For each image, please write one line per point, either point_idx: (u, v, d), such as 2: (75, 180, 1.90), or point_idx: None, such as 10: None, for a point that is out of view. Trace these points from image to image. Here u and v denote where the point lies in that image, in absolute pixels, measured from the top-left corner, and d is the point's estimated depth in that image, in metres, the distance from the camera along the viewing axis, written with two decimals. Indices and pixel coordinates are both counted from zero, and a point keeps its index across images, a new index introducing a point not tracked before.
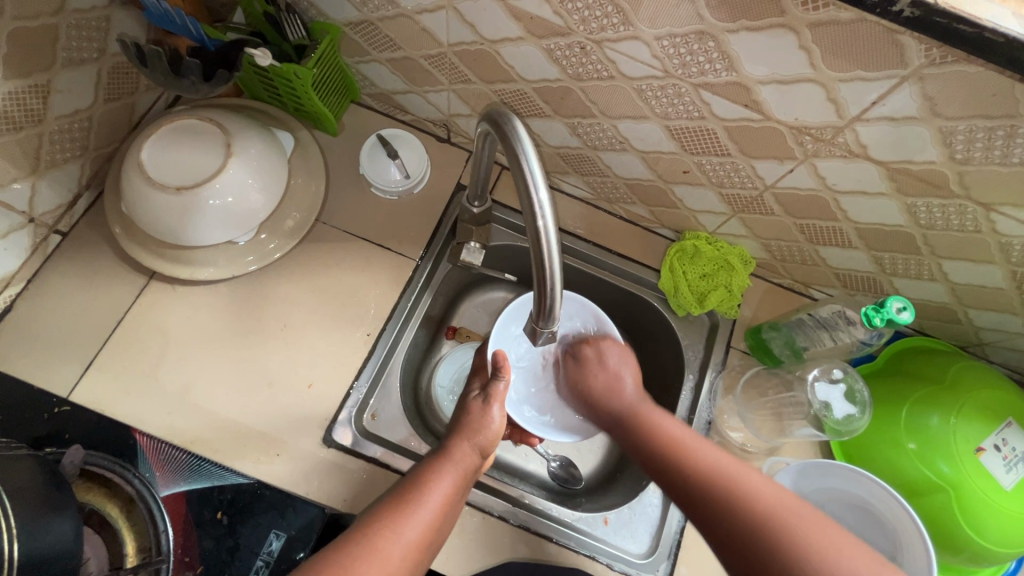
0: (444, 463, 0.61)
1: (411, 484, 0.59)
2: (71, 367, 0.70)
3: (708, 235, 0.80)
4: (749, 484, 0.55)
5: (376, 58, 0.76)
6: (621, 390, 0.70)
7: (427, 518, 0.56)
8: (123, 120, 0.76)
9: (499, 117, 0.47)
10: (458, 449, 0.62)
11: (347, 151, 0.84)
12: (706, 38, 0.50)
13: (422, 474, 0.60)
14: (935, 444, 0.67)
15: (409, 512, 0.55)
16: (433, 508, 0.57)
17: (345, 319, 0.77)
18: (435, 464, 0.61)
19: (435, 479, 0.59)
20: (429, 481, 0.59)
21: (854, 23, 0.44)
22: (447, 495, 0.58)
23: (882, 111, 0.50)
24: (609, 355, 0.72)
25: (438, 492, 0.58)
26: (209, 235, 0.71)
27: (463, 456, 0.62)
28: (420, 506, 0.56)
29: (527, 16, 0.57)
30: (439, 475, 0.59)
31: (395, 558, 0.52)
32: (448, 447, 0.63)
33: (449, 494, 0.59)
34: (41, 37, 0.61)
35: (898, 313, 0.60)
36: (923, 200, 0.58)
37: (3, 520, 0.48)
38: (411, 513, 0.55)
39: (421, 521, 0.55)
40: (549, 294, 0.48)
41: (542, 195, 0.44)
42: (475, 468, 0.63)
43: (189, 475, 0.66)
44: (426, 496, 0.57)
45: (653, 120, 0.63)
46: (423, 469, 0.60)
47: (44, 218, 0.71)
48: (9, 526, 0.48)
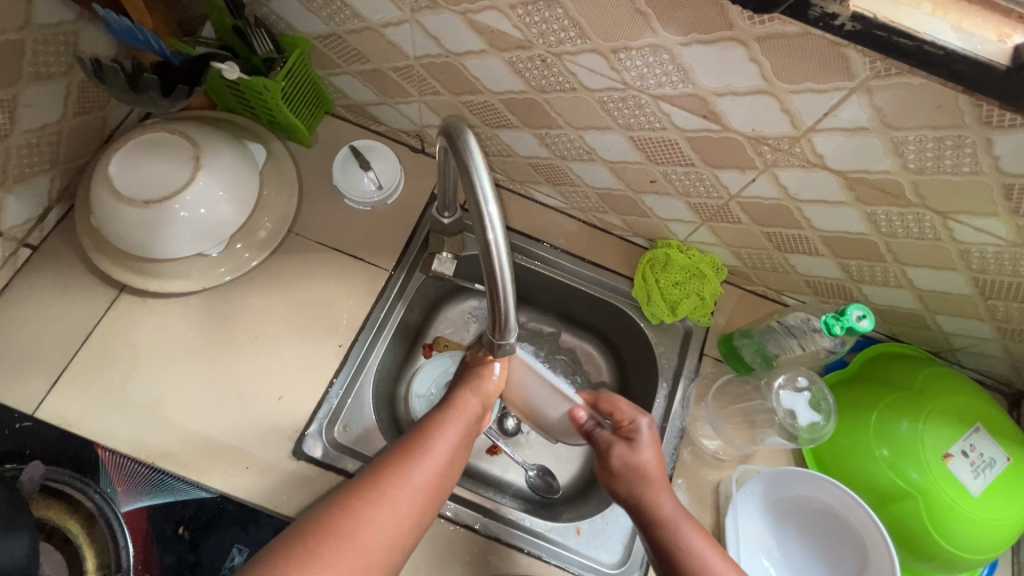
0: (449, 414, 0.60)
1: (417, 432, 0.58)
2: (37, 383, 0.69)
3: (679, 243, 0.80)
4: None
5: (346, 70, 0.76)
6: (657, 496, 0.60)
7: (437, 463, 0.55)
8: (94, 133, 0.76)
9: (453, 130, 0.47)
10: (465, 401, 0.61)
11: (320, 162, 0.84)
12: (660, 51, 0.51)
13: (430, 423, 0.58)
14: (904, 450, 0.68)
15: (418, 459, 0.54)
16: (441, 455, 0.56)
17: (317, 330, 0.77)
18: (441, 416, 0.59)
19: (441, 428, 0.58)
20: (436, 429, 0.58)
21: (801, 36, 0.44)
22: (453, 444, 0.58)
23: (835, 122, 0.51)
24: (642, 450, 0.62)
25: (445, 440, 0.57)
26: (178, 247, 0.71)
27: (470, 407, 0.61)
28: (429, 453, 0.55)
29: (488, 30, 0.58)
30: (445, 424, 0.59)
31: (405, 505, 0.52)
32: (452, 398, 0.62)
33: (455, 442, 0.58)
34: (8, 52, 0.62)
35: (858, 321, 0.60)
36: (882, 209, 0.58)
37: None
38: (419, 458, 0.54)
39: (430, 468, 0.55)
40: (503, 307, 0.48)
41: (492, 208, 0.45)
42: (478, 420, 0.62)
43: (152, 491, 0.65)
44: (433, 443, 0.56)
45: (617, 130, 0.64)
46: (428, 419, 0.59)
47: (13, 232, 0.71)
48: None
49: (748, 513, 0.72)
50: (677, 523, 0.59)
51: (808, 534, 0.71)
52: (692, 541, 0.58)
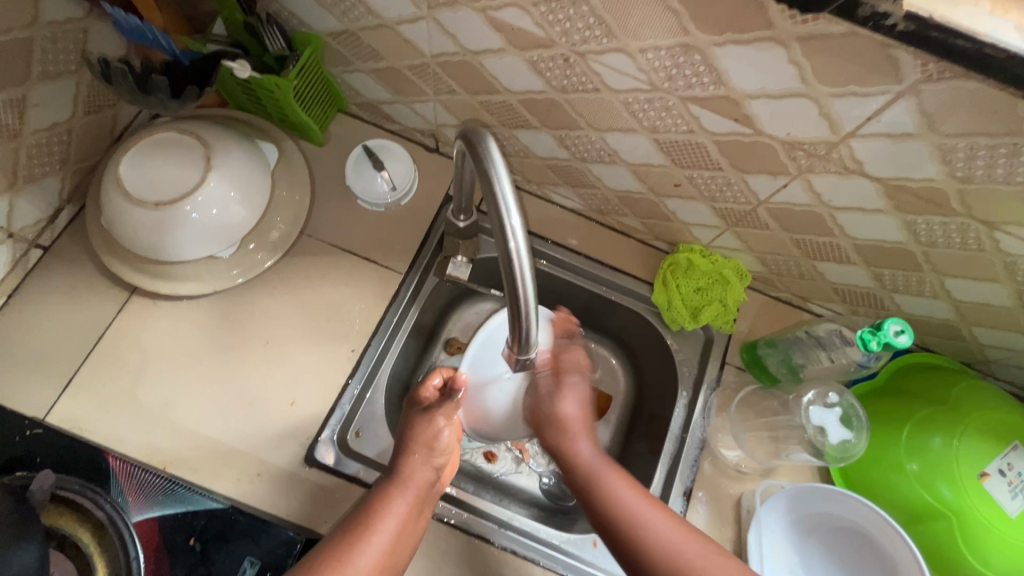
0: (396, 486, 0.58)
1: (361, 511, 0.56)
2: (49, 386, 0.68)
3: (702, 248, 0.77)
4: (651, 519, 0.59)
5: (360, 68, 0.74)
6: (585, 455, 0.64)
7: (378, 549, 0.53)
8: (105, 131, 0.75)
9: (473, 135, 0.45)
10: (413, 471, 0.59)
11: (333, 162, 0.83)
12: (692, 51, 0.48)
13: (374, 500, 0.56)
14: (937, 466, 0.65)
15: (360, 544, 0.52)
16: (386, 536, 0.54)
17: (329, 334, 0.75)
18: (386, 488, 0.58)
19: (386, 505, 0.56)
20: (381, 506, 0.56)
21: (847, 36, 0.41)
22: (399, 522, 0.55)
23: (878, 127, 0.48)
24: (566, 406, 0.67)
25: (391, 519, 0.55)
26: (189, 250, 0.69)
27: (418, 477, 0.59)
28: (370, 536, 0.53)
29: (508, 28, 0.55)
30: (390, 499, 0.56)
31: None
32: (398, 468, 0.60)
33: (401, 519, 0.56)
34: (16, 51, 0.60)
35: (896, 337, 0.57)
36: (923, 218, 0.55)
37: None
38: (361, 543, 0.52)
39: (376, 550, 0.53)
40: (525, 322, 0.46)
41: (515, 220, 0.42)
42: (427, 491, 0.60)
43: (163, 500, 0.64)
44: (376, 523, 0.54)
45: (642, 132, 0.61)
46: (374, 494, 0.57)
47: (24, 233, 0.70)
48: None
49: (771, 528, 0.69)
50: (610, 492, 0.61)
51: (832, 551, 0.69)
52: (651, 526, 0.58)
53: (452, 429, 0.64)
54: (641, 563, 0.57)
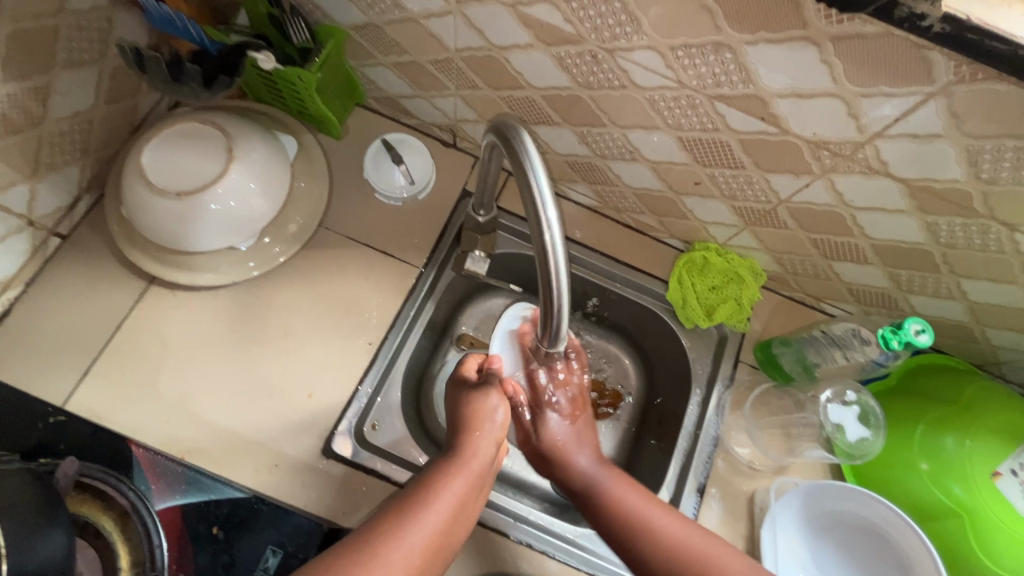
0: (456, 465, 0.56)
1: (418, 487, 0.54)
2: (67, 375, 0.68)
3: (718, 247, 0.78)
4: (655, 518, 0.60)
5: (382, 61, 0.74)
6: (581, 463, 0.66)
7: (435, 524, 0.51)
8: (125, 121, 0.75)
9: (506, 129, 0.46)
10: (476, 450, 0.58)
11: (351, 156, 0.83)
12: (723, 49, 0.49)
13: (432, 477, 0.55)
14: (948, 465, 0.66)
15: (416, 518, 0.50)
16: (443, 513, 0.52)
17: (347, 327, 0.75)
18: (445, 466, 0.56)
19: (446, 483, 0.54)
20: (439, 483, 0.54)
21: (881, 37, 0.42)
22: (457, 500, 0.54)
23: (905, 127, 0.48)
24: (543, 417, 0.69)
25: (449, 497, 0.53)
26: (209, 240, 0.69)
27: (480, 457, 0.58)
28: (426, 510, 0.51)
29: (538, 24, 0.56)
30: (448, 477, 0.55)
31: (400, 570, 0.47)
32: (457, 447, 0.58)
33: (459, 498, 0.54)
34: (42, 39, 0.60)
35: (917, 336, 0.57)
36: (944, 219, 0.56)
37: None
38: (417, 517, 0.50)
39: (435, 525, 0.51)
40: (556, 313, 0.47)
41: (550, 211, 0.43)
42: (485, 473, 0.58)
43: (186, 489, 0.64)
44: (435, 498, 0.53)
45: (666, 130, 0.61)
46: (432, 472, 0.56)
47: (44, 221, 0.70)
48: None
49: (786, 525, 0.70)
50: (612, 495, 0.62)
51: (845, 548, 0.69)
52: (658, 527, 0.60)
53: (506, 407, 0.63)
54: (646, 560, 0.59)
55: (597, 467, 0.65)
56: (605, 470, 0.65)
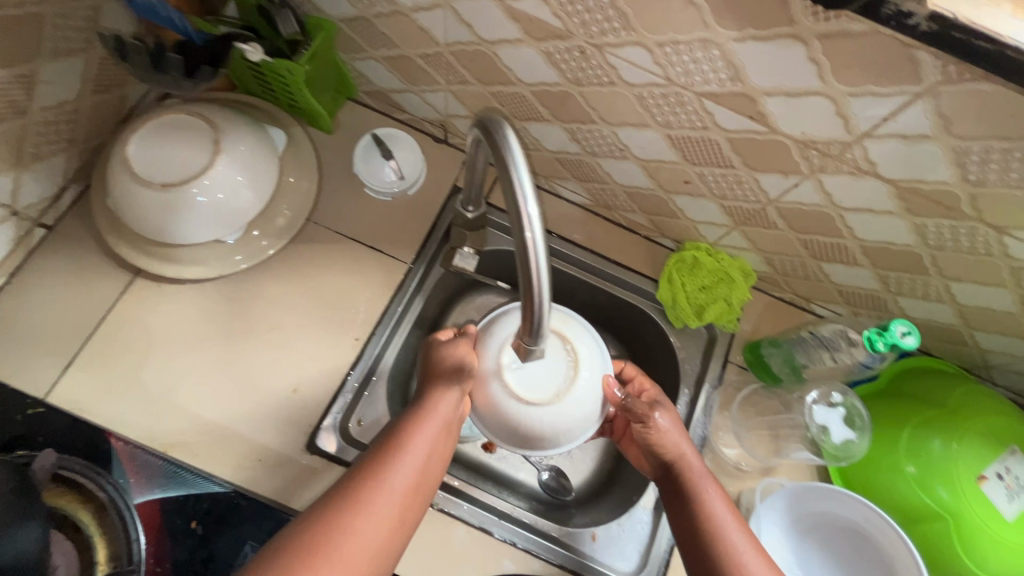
0: (424, 411, 0.57)
1: (393, 431, 0.57)
2: (49, 367, 0.68)
3: (708, 246, 0.78)
4: (733, 535, 0.57)
5: (372, 55, 0.73)
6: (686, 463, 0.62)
7: (410, 468, 0.55)
8: (112, 112, 0.74)
9: (491, 124, 0.45)
10: (443, 398, 0.57)
11: (341, 150, 0.82)
12: (711, 46, 0.48)
13: (403, 423, 0.57)
14: (935, 468, 0.66)
15: (392, 464, 0.54)
16: (417, 457, 0.55)
17: (334, 322, 0.75)
18: (416, 411, 0.58)
19: (415, 431, 0.56)
20: (410, 429, 0.56)
21: (867, 36, 0.41)
22: (429, 443, 0.56)
23: (893, 128, 0.48)
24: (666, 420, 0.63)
25: (421, 442, 0.56)
26: (195, 233, 0.69)
27: (450, 405, 0.58)
28: (401, 458, 0.55)
29: (526, 17, 0.55)
30: (418, 424, 0.57)
31: (382, 513, 0.52)
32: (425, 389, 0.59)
33: (431, 441, 0.56)
34: (27, 27, 0.60)
35: (902, 338, 0.57)
36: (932, 221, 0.55)
37: None
38: (393, 466, 0.54)
39: (409, 470, 0.55)
40: (537, 311, 0.46)
41: (533, 208, 0.42)
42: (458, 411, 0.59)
43: (165, 482, 0.64)
44: (407, 445, 0.55)
45: (655, 128, 0.61)
46: (404, 416, 0.58)
47: (28, 211, 0.70)
48: None
49: (771, 526, 0.70)
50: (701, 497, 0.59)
51: (829, 549, 0.69)
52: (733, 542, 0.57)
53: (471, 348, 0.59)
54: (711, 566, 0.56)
55: (700, 469, 0.62)
56: (706, 472, 0.61)
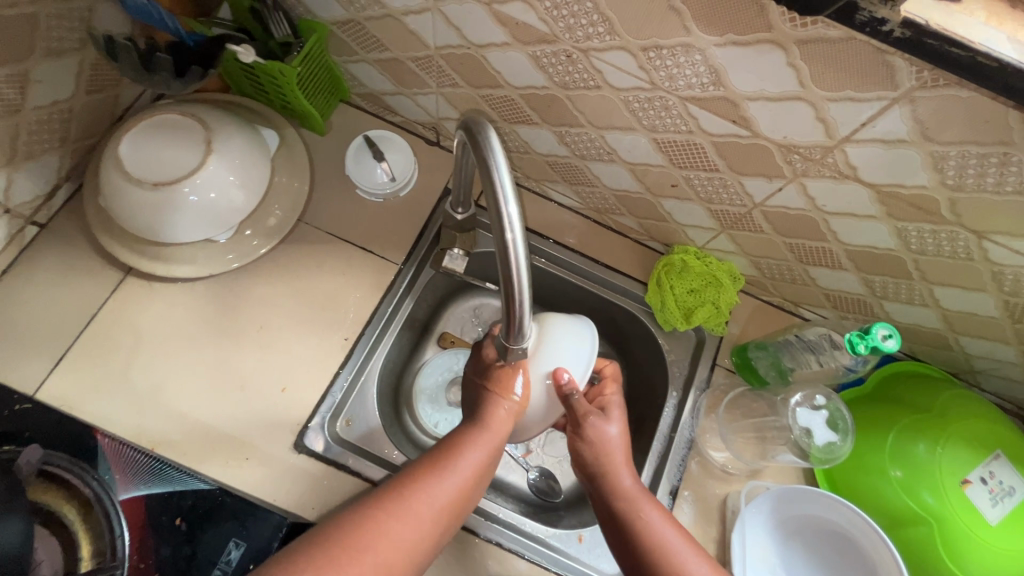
0: (482, 431, 0.58)
1: (446, 448, 0.57)
2: (39, 364, 0.68)
3: (697, 249, 0.78)
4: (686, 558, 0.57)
5: (364, 57, 0.74)
6: (620, 480, 0.62)
7: (455, 485, 0.54)
8: (106, 112, 0.75)
9: (474, 125, 0.45)
10: (497, 422, 0.58)
11: (334, 151, 0.83)
12: (693, 51, 0.49)
13: (456, 440, 0.57)
14: (921, 473, 0.66)
15: (440, 478, 0.54)
16: (465, 476, 0.55)
17: (324, 322, 0.75)
18: (471, 430, 0.58)
19: (468, 448, 0.56)
20: (463, 447, 0.56)
21: (844, 41, 0.42)
22: (479, 465, 0.56)
23: (873, 133, 0.48)
24: (604, 429, 0.64)
25: (472, 462, 0.56)
26: (187, 231, 0.69)
27: (500, 431, 0.58)
28: (451, 473, 0.55)
29: (514, 22, 0.56)
30: (473, 443, 0.57)
31: (425, 524, 0.51)
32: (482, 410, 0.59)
33: (479, 464, 0.56)
34: (21, 27, 0.60)
35: (883, 341, 0.58)
36: (914, 225, 0.56)
37: None
38: (443, 478, 0.54)
39: (452, 486, 0.54)
40: (519, 310, 0.47)
41: (513, 208, 0.43)
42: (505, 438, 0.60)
43: (150, 480, 0.64)
44: (459, 464, 0.55)
45: (642, 132, 0.62)
46: (457, 434, 0.58)
47: (21, 209, 0.70)
48: None
49: (756, 528, 0.70)
50: (642, 518, 0.59)
51: (814, 552, 0.70)
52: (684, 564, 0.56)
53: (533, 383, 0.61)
54: None
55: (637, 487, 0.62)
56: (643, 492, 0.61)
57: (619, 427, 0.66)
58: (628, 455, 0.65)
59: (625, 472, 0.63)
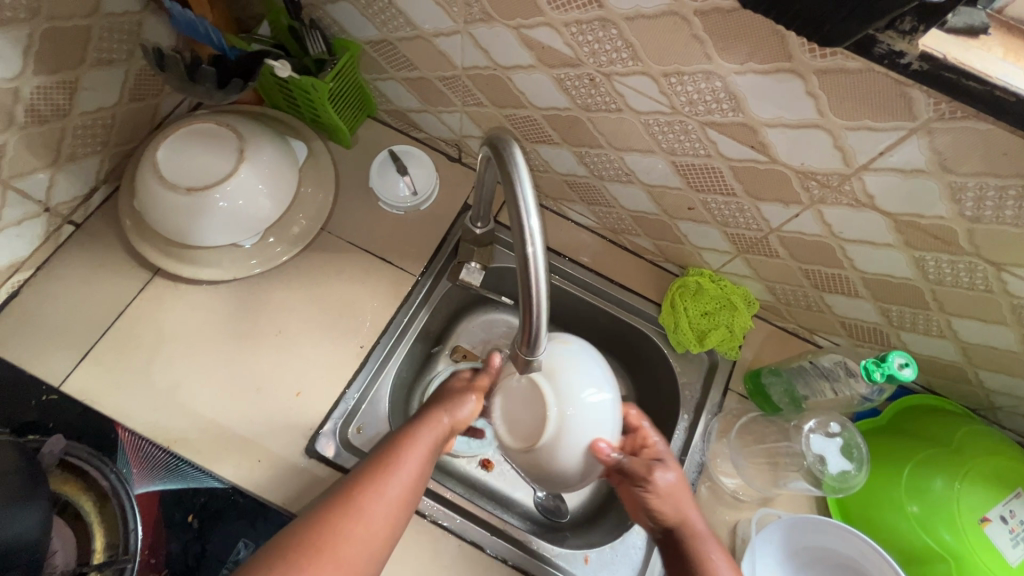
0: (423, 426, 0.59)
1: (390, 444, 0.58)
2: (65, 358, 0.70)
3: (712, 273, 0.78)
4: None
5: (393, 76, 0.77)
6: (687, 524, 0.60)
7: (403, 483, 0.55)
8: (146, 120, 0.78)
9: (499, 142, 0.47)
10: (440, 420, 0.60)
11: (358, 165, 0.85)
12: (714, 78, 0.50)
13: (399, 436, 0.58)
14: (938, 509, 0.65)
15: (387, 476, 0.55)
16: (412, 469, 0.56)
17: (340, 329, 0.77)
18: (413, 428, 0.59)
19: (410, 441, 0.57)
20: (406, 443, 0.57)
21: (862, 73, 0.43)
22: (424, 458, 0.57)
23: (890, 162, 0.49)
24: (666, 478, 0.61)
25: (417, 456, 0.57)
26: (214, 236, 0.72)
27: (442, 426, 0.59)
28: (397, 469, 0.55)
29: (539, 46, 0.58)
30: (416, 439, 0.58)
31: (378, 524, 0.53)
32: (425, 413, 0.60)
33: (425, 456, 0.57)
34: (75, 38, 0.64)
35: (900, 369, 0.57)
36: (931, 255, 0.56)
37: None
38: (390, 476, 0.55)
39: (402, 483, 0.55)
40: (535, 322, 0.48)
41: (534, 222, 0.44)
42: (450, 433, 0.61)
43: (166, 475, 0.66)
44: (404, 459, 0.56)
45: (660, 154, 0.63)
46: (400, 432, 0.59)
47: (59, 208, 0.73)
48: None
49: (767, 558, 0.68)
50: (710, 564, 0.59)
51: None
52: None
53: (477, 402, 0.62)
54: None
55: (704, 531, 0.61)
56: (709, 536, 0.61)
57: (676, 473, 0.63)
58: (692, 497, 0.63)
59: (690, 515, 0.61)
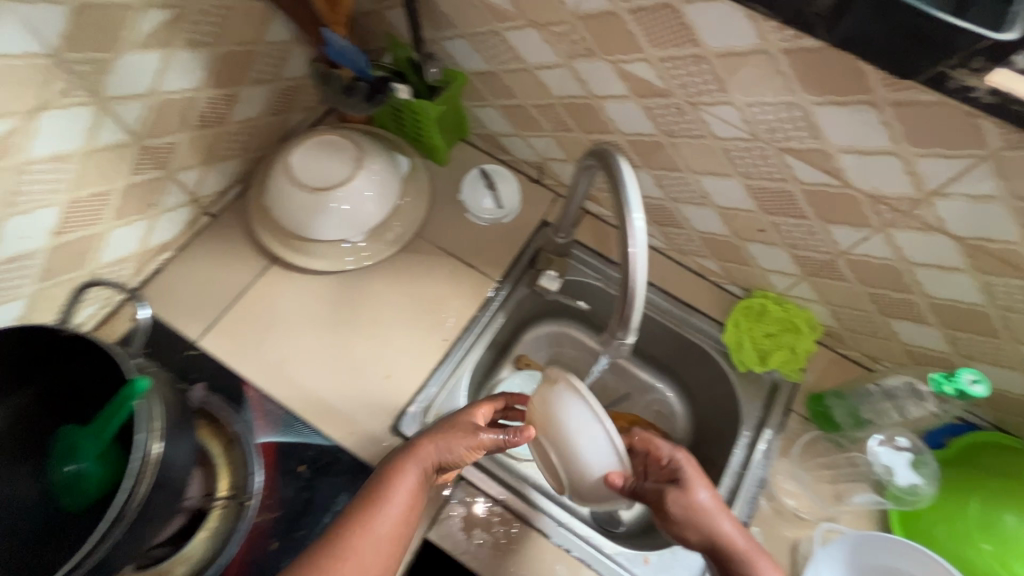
0: (407, 459, 0.63)
1: (380, 479, 0.62)
2: (194, 328, 0.81)
3: (776, 296, 0.83)
4: None
5: (492, 103, 0.88)
6: (721, 539, 0.62)
7: (392, 517, 0.60)
8: (277, 132, 0.91)
9: (605, 153, 0.56)
10: (426, 452, 0.64)
11: (450, 180, 0.95)
12: (795, 108, 0.57)
13: (387, 471, 0.63)
14: (1012, 544, 0.67)
15: (376, 511, 0.60)
16: (399, 504, 0.61)
17: (427, 323, 0.85)
18: (399, 463, 0.63)
19: (399, 476, 0.62)
20: (394, 480, 0.62)
21: (935, 105, 0.49)
22: (411, 492, 0.62)
23: (960, 187, 0.54)
24: (686, 495, 0.64)
25: (403, 491, 0.62)
26: (328, 230, 0.82)
27: (426, 454, 0.64)
28: (384, 504, 0.60)
29: (634, 78, 0.67)
30: (402, 474, 0.62)
31: (371, 554, 0.58)
32: (414, 445, 0.64)
33: (413, 490, 0.62)
34: (242, 61, 0.78)
35: (970, 384, 0.60)
36: (1001, 279, 0.59)
37: (156, 421, 0.53)
38: (378, 512, 0.60)
39: (390, 518, 0.60)
40: (629, 306, 0.56)
41: (639, 217, 0.53)
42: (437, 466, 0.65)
43: (283, 429, 0.75)
44: (392, 494, 0.61)
45: (736, 178, 0.69)
46: (388, 466, 0.63)
47: (203, 201, 0.85)
48: (158, 427, 0.53)
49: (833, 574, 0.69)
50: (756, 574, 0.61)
51: None
52: None
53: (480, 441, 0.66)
54: None
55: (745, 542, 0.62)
56: (749, 544, 0.62)
57: (699, 487, 0.65)
58: (724, 509, 0.64)
59: (720, 525, 0.63)
